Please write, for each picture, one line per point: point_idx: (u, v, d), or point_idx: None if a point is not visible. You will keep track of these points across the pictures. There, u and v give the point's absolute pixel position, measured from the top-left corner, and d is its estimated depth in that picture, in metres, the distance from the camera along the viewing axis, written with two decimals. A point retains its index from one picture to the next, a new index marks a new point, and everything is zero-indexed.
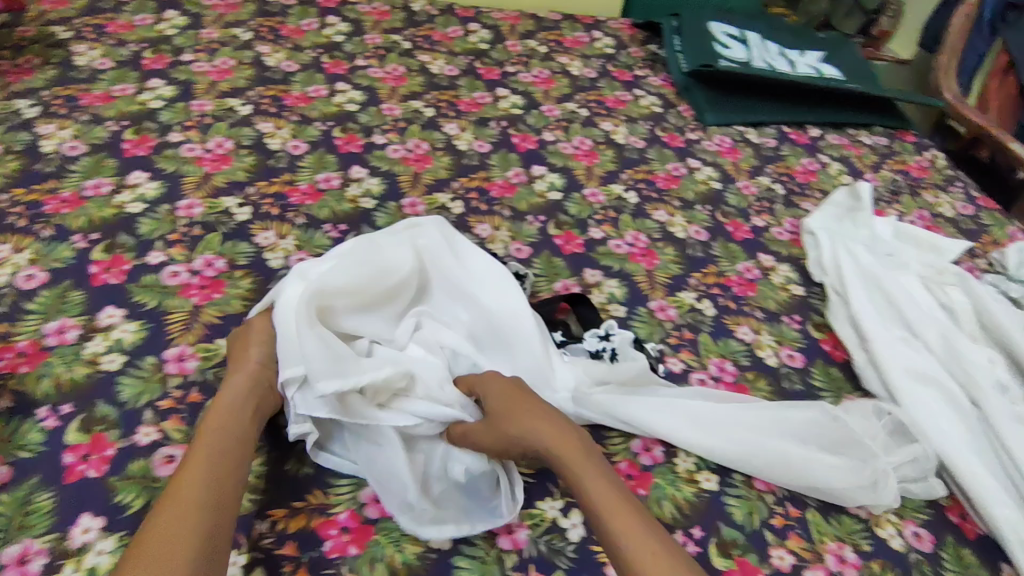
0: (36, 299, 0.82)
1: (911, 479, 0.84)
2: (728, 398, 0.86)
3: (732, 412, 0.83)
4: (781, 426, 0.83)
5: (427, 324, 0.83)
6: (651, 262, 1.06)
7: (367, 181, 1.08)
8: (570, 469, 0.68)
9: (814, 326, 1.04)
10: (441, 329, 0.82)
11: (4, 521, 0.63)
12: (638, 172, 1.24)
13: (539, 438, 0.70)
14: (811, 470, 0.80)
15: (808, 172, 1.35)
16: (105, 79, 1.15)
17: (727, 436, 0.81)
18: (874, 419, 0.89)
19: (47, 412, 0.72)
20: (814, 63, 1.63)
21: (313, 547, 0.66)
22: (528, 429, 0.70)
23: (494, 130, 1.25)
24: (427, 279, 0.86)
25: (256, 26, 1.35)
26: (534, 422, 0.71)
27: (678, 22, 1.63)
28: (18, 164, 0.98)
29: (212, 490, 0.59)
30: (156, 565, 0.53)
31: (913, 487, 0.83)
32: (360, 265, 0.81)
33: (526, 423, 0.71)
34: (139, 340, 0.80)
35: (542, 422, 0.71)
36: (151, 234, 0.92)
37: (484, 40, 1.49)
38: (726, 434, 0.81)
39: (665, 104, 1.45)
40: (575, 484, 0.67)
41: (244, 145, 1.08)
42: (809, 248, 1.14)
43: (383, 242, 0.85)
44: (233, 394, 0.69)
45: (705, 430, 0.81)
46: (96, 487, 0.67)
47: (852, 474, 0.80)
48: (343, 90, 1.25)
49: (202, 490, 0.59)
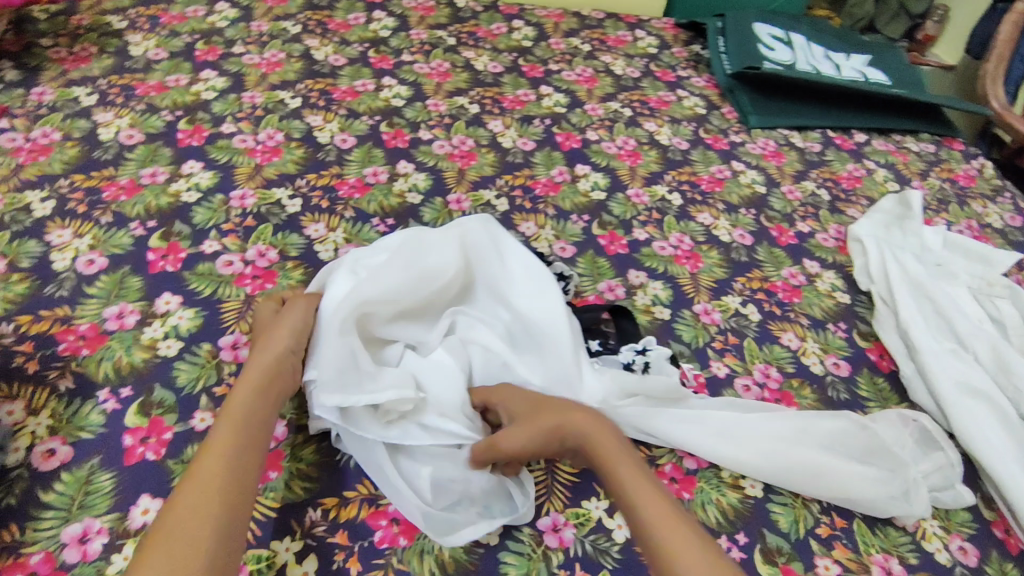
0: (96, 283, 0.84)
1: (939, 487, 0.83)
2: (752, 408, 0.85)
3: (758, 421, 0.82)
4: (809, 435, 0.82)
5: (461, 324, 0.83)
6: (696, 265, 1.05)
7: (413, 176, 1.09)
8: (605, 459, 0.68)
9: (860, 335, 1.02)
10: (475, 329, 0.82)
11: (67, 500, 0.65)
12: (682, 174, 1.23)
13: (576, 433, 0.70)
14: (842, 481, 0.79)
15: (854, 177, 1.33)
16: (159, 69, 1.18)
17: (752, 447, 0.80)
18: (900, 427, 0.86)
19: (107, 394, 0.74)
20: (860, 66, 1.61)
21: (364, 536, 0.67)
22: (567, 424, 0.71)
23: (538, 128, 1.25)
24: (469, 279, 0.85)
25: (305, 20, 1.37)
26: (571, 417, 0.71)
27: (723, 23, 1.61)
28: (77, 151, 1.00)
29: (230, 479, 0.58)
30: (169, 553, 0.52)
31: (942, 496, 0.82)
32: (399, 264, 0.80)
33: (563, 416, 0.71)
34: (195, 327, 0.81)
35: (580, 416, 0.71)
36: (206, 223, 0.93)
37: (528, 37, 1.49)
38: (751, 444, 0.80)
39: (709, 105, 1.44)
40: (609, 474, 0.67)
41: (294, 138, 1.10)
42: (855, 255, 1.12)
43: (427, 240, 0.84)
44: (254, 377, 0.68)
45: (727, 437, 0.80)
46: (154, 469, 0.69)
47: (884, 486, 0.79)
48: (390, 85, 1.26)
49: (221, 476, 0.58)
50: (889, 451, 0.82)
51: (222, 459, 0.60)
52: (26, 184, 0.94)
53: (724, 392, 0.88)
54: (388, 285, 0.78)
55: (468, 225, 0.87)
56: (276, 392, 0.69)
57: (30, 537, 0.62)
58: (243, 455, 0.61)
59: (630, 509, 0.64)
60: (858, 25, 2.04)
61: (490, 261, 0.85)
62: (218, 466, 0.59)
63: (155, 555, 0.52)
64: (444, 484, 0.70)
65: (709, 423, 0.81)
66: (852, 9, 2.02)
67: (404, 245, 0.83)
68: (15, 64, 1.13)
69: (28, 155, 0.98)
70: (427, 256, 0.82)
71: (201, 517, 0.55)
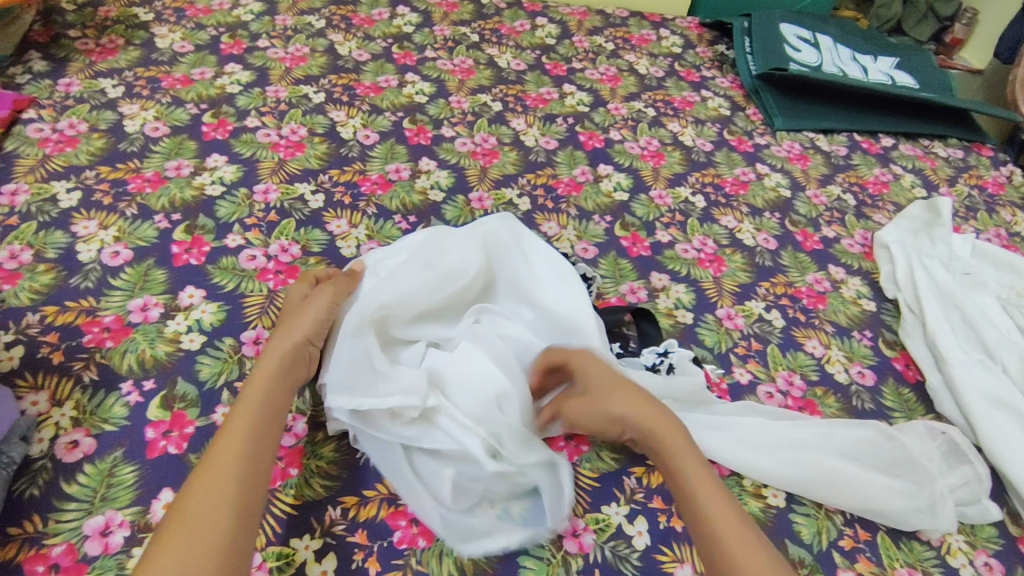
0: (121, 275, 0.84)
1: (966, 502, 0.81)
2: (772, 414, 0.84)
3: (778, 428, 0.81)
4: (833, 444, 0.81)
5: (487, 319, 0.81)
6: (719, 268, 1.04)
7: (435, 173, 1.08)
8: (666, 449, 0.69)
9: (886, 344, 1.01)
10: (503, 324, 0.81)
11: (90, 492, 0.66)
12: (706, 176, 1.21)
13: (635, 418, 0.71)
14: (867, 493, 0.78)
15: (881, 183, 1.30)
16: (185, 62, 1.18)
17: (773, 455, 0.79)
18: (928, 439, 0.84)
19: (131, 386, 0.74)
20: (888, 69, 1.58)
21: (383, 536, 0.67)
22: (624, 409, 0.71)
23: (561, 127, 1.24)
24: (493, 276, 0.85)
25: (329, 14, 1.37)
26: (628, 402, 0.71)
27: (749, 23, 1.59)
28: (103, 142, 1.01)
29: (242, 477, 0.59)
30: (182, 546, 0.53)
31: (968, 511, 0.80)
32: (420, 265, 0.80)
33: (624, 403, 0.72)
34: (218, 321, 0.81)
35: (639, 402, 0.71)
36: (230, 217, 0.94)
37: (551, 35, 1.48)
38: (771, 452, 0.79)
39: (733, 106, 1.42)
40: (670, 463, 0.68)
41: (317, 133, 1.10)
42: (882, 262, 1.11)
43: (449, 240, 0.84)
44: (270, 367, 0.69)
45: (753, 445, 0.79)
46: (176, 463, 0.69)
47: (908, 497, 0.78)
48: (413, 81, 1.26)
49: (234, 467, 0.59)
50: (915, 463, 0.81)
51: (234, 458, 0.60)
52: (53, 175, 0.95)
53: (746, 398, 0.87)
54: (410, 284, 0.78)
55: (489, 224, 0.87)
56: (290, 384, 0.69)
57: (53, 528, 0.63)
58: (254, 452, 0.61)
59: (687, 498, 0.65)
60: (885, 27, 2.00)
61: (512, 258, 0.86)
62: (229, 465, 0.59)
63: (167, 555, 0.53)
64: (465, 484, 0.69)
65: (733, 428, 0.80)
66: (880, 10, 1.99)
67: (426, 247, 0.83)
68: (43, 55, 1.14)
69: (55, 146, 0.99)
70: (448, 256, 0.82)
71: (212, 517, 0.56)
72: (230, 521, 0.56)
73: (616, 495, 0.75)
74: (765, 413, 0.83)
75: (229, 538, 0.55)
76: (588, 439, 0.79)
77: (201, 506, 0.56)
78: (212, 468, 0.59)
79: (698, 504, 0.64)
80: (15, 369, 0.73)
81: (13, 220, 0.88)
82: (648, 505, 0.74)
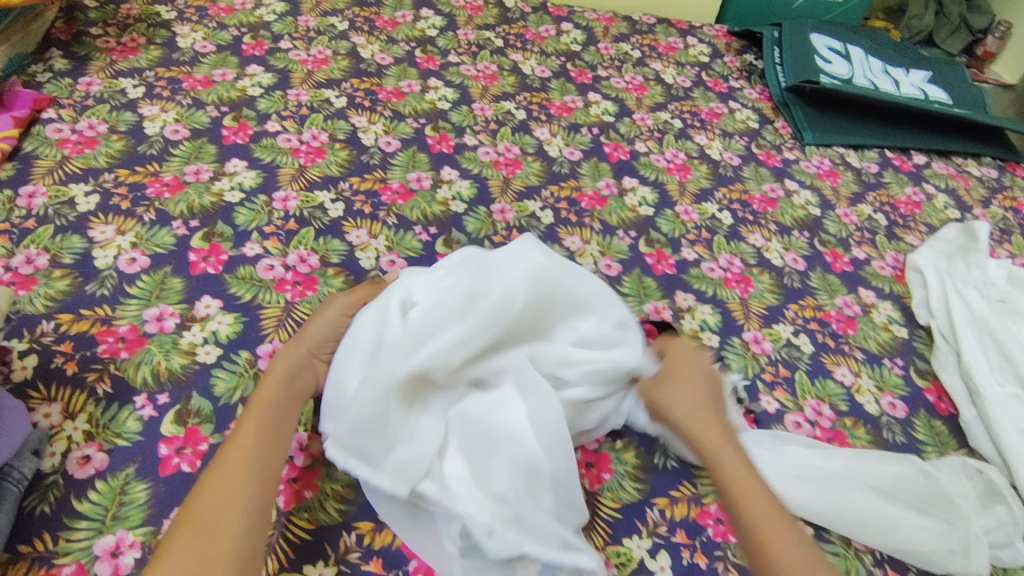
0: (137, 283, 0.83)
1: (1001, 544, 0.77)
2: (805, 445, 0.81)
3: (806, 460, 0.78)
4: (866, 480, 0.78)
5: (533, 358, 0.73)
6: (746, 289, 1.01)
7: (457, 183, 1.06)
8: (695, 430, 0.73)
9: (917, 373, 0.97)
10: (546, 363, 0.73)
11: (101, 510, 0.64)
12: (733, 192, 1.18)
13: (684, 412, 0.74)
14: (900, 533, 0.75)
15: (913, 203, 1.27)
16: (206, 63, 1.16)
17: (799, 489, 0.75)
18: (963, 477, 0.82)
19: (145, 400, 0.72)
20: (920, 83, 1.54)
21: (399, 565, 0.65)
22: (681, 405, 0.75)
23: (586, 137, 1.22)
24: (547, 303, 0.76)
25: (352, 16, 1.35)
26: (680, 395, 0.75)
27: (780, 33, 1.55)
28: (123, 145, 0.99)
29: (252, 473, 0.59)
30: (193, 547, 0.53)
31: (1002, 554, 0.77)
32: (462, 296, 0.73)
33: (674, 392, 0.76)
34: (235, 333, 0.80)
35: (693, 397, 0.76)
36: (248, 225, 0.92)
37: (577, 41, 1.45)
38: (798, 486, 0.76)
39: (762, 119, 1.39)
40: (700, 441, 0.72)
41: (338, 139, 1.08)
42: (914, 286, 1.07)
43: (492, 267, 0.76)
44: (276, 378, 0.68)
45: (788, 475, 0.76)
46: (188, 482, 0.67)
47: (941, 539, 0.75)
48: (435, 87, 1.23)
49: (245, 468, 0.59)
50: (949, 502, 0.78)
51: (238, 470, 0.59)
52: (71, 177, 0.93)
53: (774, 428, 0.84)
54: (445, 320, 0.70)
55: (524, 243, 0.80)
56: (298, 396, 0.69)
57: (63, 547, 0.61)
58: (260, 464, 0.60)
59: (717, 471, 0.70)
60: (916, 38, 1.95)
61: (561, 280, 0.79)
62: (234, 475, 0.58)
63: (174, 557, 0.52)
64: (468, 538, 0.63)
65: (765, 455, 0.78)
66: (912, 20, 1.94)
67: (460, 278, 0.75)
68: (64, 53, 1.13)
69: (75, 147, 0.97)
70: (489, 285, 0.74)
71: (219, 529, 0.55)
72: (237, 532, 0.55)
73: (638, 527, 0.72)
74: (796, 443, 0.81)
75: (236, 548, 0.54)
76: (610, 467, 0.77)
77: (207, 518, 0.55)
78: (217, 479, 0.58)
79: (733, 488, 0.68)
80: (28, 380, 0.72)
81: (31, 223, 0.87)
82: (671, 539, 0.72)
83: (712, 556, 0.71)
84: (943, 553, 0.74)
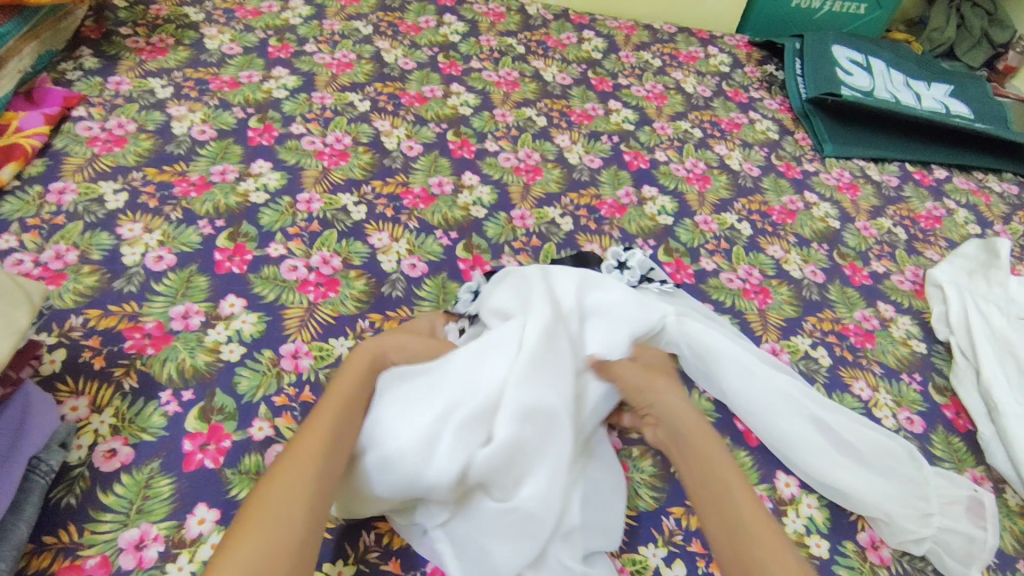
0: (164, 281, 0.84)
1: (951, 552, 0.77)
2: (818, 403, 0.84)
3: (787, 409, 0.82)
4: (843, 437, 0.81)
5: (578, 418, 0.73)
6: (765, 300, 1.01)
7: (478, 189, 1.07)
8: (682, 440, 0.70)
9: (936, 389, 0.97)
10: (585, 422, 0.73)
11: (126, 503, 0.65)
12: (752, 203, 1.18)
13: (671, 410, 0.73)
14: (850, 481, 0.79)
15: (933, 218, 1.26)
16: (232, 64, 1.18)
17: (762, 419, 0.82)
18: (957, 489, 0.81)
19: (170, 396, 0.74)
20: (941, 97, 1.53)
21: (416, 567, 0.66)
22: (679, 416, 0.72)
23: (606, 145, 1.22)
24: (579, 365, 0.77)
25: (376, 20, 1.36)
26: (673, 401, 0.73)
27: (801, 44, 1.55)
28: (151, 144, 1.01)
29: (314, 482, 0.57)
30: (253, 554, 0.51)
31: (947, 560, 0.76)
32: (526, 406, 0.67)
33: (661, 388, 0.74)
34: (258, 332, 0.81)
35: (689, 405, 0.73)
36: (272, 226, 0.93)
37: (598, 49, 1.46)
38: (761, 418, 0.82)
39: (782, 130, 1.39)
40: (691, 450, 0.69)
41: (361, 142, 1.09)
42: (933, 302, 1.07)
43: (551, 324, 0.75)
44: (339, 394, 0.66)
45: (756, 411, 0.83)
46: (212, 477, 0.68)
47: (878, 498, 0.78)
48: (458, 92, 1.24)
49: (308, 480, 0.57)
50: (924, 490, 0.80)
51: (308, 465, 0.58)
52: (100, 174, 0.95)
53: None
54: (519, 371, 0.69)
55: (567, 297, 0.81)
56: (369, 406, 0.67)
57: (88, 539, 0.63)
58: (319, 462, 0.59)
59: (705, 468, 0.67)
60: (937, 51, 1.94)
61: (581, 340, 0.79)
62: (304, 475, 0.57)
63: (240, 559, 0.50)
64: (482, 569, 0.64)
65: (746, 390, 0.83)
66: (933, 33, 1.94)
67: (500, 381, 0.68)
68: (94, 51, 1.15)
69: (104, 145, 0.99)
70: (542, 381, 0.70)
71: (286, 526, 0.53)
72: (299, 527, 0.53)
73: (654, 536, 0.72)
74: (798, 396, 0.83)
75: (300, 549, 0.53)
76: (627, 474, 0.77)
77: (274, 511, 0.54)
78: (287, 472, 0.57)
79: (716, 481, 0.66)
80: (57, 373, 0.73)
81: (61, 219, 0.88)
82: (687, 549, 0.72)
83: None
84: (888, 514, 0.77)
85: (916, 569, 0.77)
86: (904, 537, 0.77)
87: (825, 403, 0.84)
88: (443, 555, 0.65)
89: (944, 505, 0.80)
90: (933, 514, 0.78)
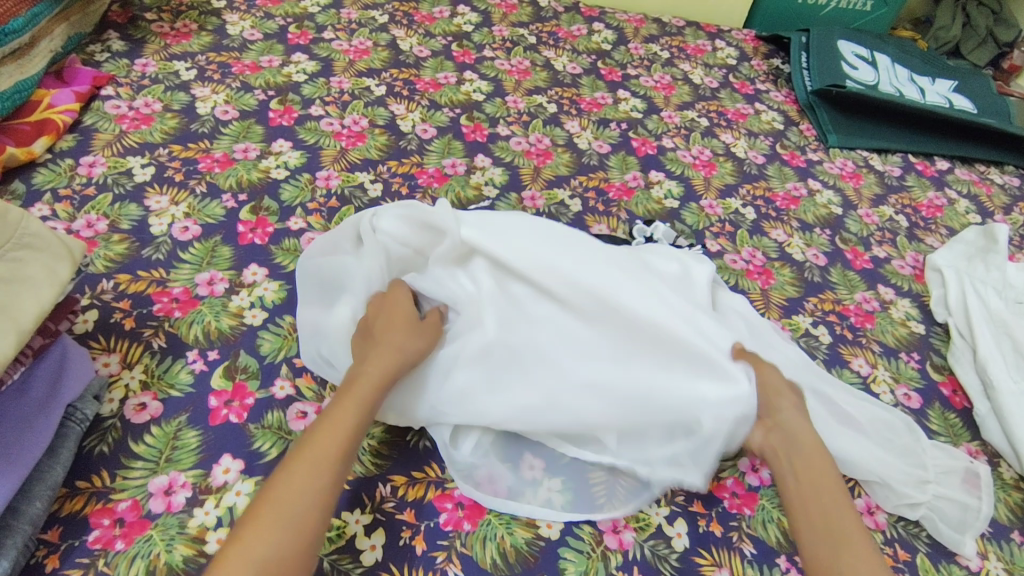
0: (189, 250, 0.88)
1: (945, 519, 0.79)
2: (825, 381, 0.87)
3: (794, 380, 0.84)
4: (842, 408, 0.84)
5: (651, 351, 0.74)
6: (767, 281, 1.04)
7: (490, 170, 1.10)
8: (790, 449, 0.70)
9: (933, 367, 1.00)
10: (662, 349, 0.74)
11: (155, 452, 0.69)
12: (756, 188, 1.22)
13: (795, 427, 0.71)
14: (849, 448, 0.81)
15: (935, 207, 1.29)
16: (254, 49, 1.22)
17: None
18: (956, 460, 0.84)
19: (196, 355, 0.77)
20: (946, 92, 1.55)
21: (430, 517, 0.69)
22: (800, 447, 0.70)
23: (614, 131, 1.25)
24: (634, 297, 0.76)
25: (392, 10, 1.40)
26: (800, 423, 0.72)
27: (807, 38, 1.58)
28: (176, 122, 1.05)
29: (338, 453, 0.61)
30: (277, 515, 0.56)
31: (941, 525, 0.79)
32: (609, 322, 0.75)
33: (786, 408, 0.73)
34: (279, 299, 0.85)
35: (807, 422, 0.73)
36: (293, 201, 0.97)
37: (608, 41, 1.49)
38: None
39: (787, 120, 1.42)
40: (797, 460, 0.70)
41: (377, 124, 1.13)
42: (933, 285, 1.10)
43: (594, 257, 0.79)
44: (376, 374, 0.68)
45: None
46: (237, 431, 0.72)
47: (876, 465, 0.81)
48: (471, 79, 1.28)
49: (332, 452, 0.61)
50: (920, 459, 0.83)
51: (322, 464, 0.60)
52: (129, 150, 0.99)
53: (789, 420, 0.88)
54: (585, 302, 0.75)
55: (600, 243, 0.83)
56: (390, 389, 0.70)
57: (120, 484, 0.66)
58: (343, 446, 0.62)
59: (802, 473, 0.69)
60: (943, 50, 1.95)
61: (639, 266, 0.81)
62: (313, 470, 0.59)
63: (254, 536, 0.54)
64: (533, 479, 0.73)
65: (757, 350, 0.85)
66: (938, 32, 1.95)
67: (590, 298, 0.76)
68: (121, 35, 1.19)
69: (131, 123, 1.03)
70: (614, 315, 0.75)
71: (292, 510, 0.56)
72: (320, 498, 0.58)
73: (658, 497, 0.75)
74: (804, 369, 0.86)
75: (305, 520, 0.56)
76: None
77: (283, 496, 0.57)
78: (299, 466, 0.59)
79: (816, 490, 0.67)
80: (90, 332, 0.77)
81: (91, 191, 0.92)
82: (688, 508, 0.75)
83: (727, 526, 0.74)
84: (884, 478, 0.80)
85: (911, 535, 0.79)
86: (898, 501, 0.80)
87: (823, 377, 0.87)
88: (487, 481, 0.72)
89: (940, 474, 0.83)
90: (931, 481, 0.81)
